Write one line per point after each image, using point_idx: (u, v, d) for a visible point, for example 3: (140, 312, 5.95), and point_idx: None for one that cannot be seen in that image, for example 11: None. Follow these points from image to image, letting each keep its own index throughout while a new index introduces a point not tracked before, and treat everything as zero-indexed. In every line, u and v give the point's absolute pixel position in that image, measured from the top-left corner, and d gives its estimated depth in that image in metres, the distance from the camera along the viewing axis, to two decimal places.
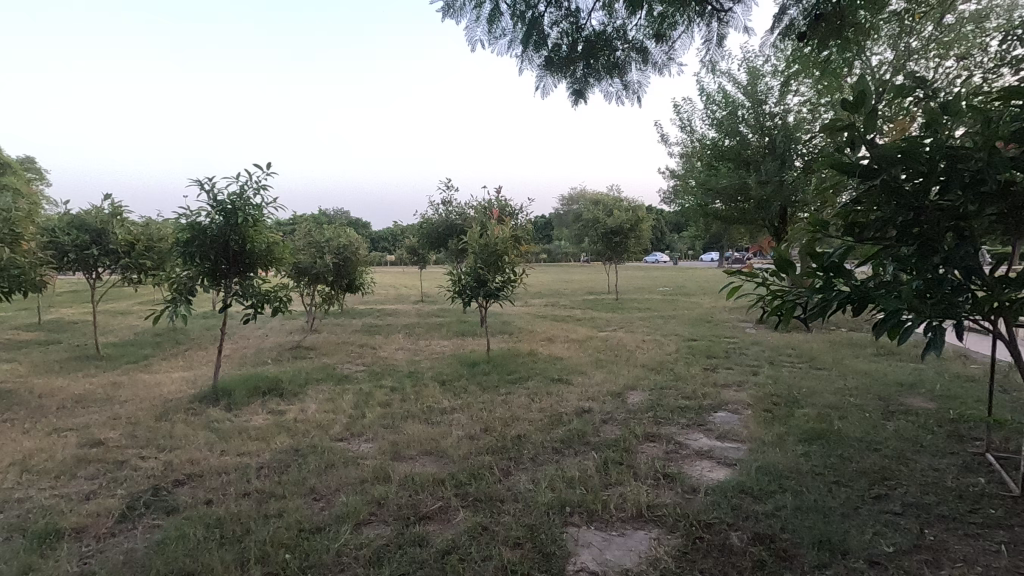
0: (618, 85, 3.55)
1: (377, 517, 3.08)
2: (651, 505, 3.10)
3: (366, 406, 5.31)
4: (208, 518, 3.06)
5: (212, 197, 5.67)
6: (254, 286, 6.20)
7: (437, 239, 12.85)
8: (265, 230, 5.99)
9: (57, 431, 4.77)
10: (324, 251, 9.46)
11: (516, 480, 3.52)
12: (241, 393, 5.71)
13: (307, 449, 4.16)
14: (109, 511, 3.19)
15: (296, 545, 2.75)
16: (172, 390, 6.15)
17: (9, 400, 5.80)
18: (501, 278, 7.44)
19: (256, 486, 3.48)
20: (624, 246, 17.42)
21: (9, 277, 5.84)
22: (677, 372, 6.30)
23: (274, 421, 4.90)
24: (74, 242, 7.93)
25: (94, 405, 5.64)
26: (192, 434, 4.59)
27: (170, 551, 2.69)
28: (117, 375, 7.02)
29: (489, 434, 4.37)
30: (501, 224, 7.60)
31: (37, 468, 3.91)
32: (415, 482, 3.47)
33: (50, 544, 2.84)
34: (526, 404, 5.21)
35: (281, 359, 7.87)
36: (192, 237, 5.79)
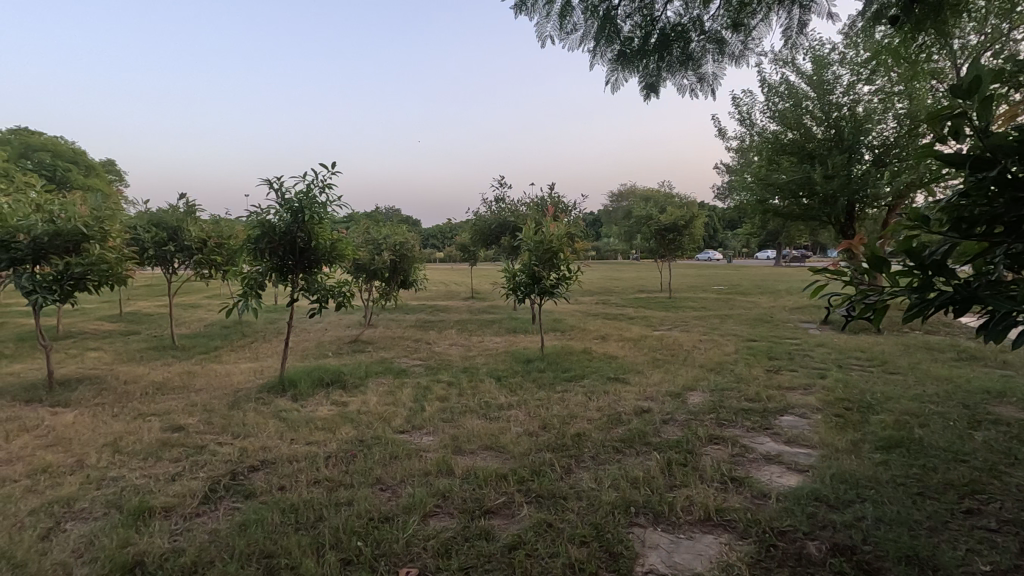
0: (691, 78, 3.47)
1: (442, 509, 3.14)
2: (720, 509, 3.01)
3: (425, 400, 5.41)
4: (282, 503, 3.20)
5: (281, 196, 5.91)
6: (318, 281, 6.44)
7: (489, 236, 12.94)
8: (330, 227, 6.20)
9: (142, 416, 5.10)
10: (381, 248, 9.72)
11: (578, 478, 3.50)
12: (306, 384, 5.94)
13: (371, 440, 4.29)
14: (193, 492, 3.39)
15: (367, 533, 2.84)
16: (242, 380, 6.46)
17: (99, 385, 6.25)
18: (556, 275, 7.42)
19: (325, 474, 3.62)
20: (677, 243, 17.02)
21: (99, 271, 6.28)
22: (739, 372, 6.10)
23: (338, 412, 5.07)
24: (153, 239, 8.41)
25: (173, 392, 6.00)
26: (263, 422, 4.80)
27: (251, 534, 2.83)
28: (192, 364, 7.43)
29: (548, 431, 4.37)
30: (556, 221, 7.57)
31: (127, 449, 4.20)
32: (478, 476, 3.51)
33: (142, 521, 3.04)
34: (583, 402, 5.18)
35: (341, 352, 8.13)
36: (262, 234, 6.05)
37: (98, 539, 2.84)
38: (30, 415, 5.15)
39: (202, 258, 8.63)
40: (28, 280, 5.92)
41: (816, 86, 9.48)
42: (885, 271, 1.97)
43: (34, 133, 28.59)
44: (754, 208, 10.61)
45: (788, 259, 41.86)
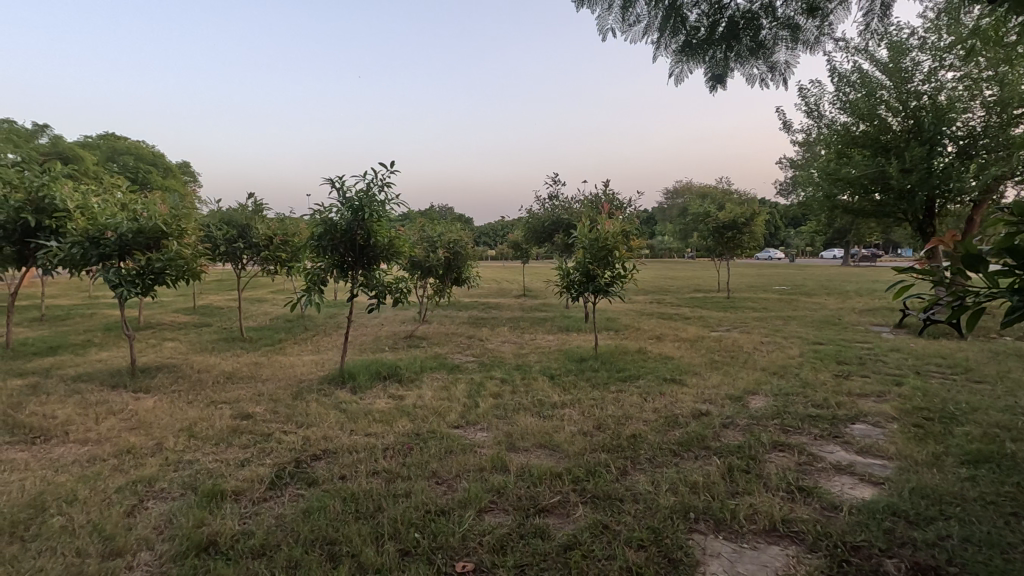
0: (762, 67, 3.33)
1: (498, 505, 3.15)
2: (787, 519, 2.87)
3: (479, 396, 5.45)
4: (343, 492, 3.30)
5: (343, 194, 6.10)
6: (377, 277, 6.62)
7: (542, 234, 12.91)
8: (388, 225, 6.35)
9: (214, 403, 5.40)
10: (436, 245, 9.88)
11: (634, 480, 3.43)
12: (365, 378, 6.13)
13: (427, 434, 4.36)
14: (261, 478, 3.55)
15: (425, 525, 2.88)
16: (305, 371, 6.73)
17: (176, 374, 6.67)
18: (610, 273, 7.30)
19: (383, 465, 3.70)
20: (736, 241, 16.39)
21: (176, 267, 6.74)
22: (805, 377, 5.81)
23: (395, 405, 5.20)
24: (224, 236, 8.86)
25: (242, 381, 6.32)
26: (325, 413, 4.98)
27: (314, 521, 2.93)
28: (258, 355, 7.81)
29: (603, 431, 4.31)
30: (612, 218, 7.46)
31: (201, 435, 4.45)
32: (532, 474, 3.51)
33: (215, 503, 3.21)
34: (638, 402, 5.08)
35: (397, 347, 8.34)
36: (324, 232, 6.28)
37: (177, 518, 3.02)
38: (116, 399, 5.56)
39: (269, 254, 9.13)
40: (114, 274, 6.36)
41: (892, 74, 8.90)
42: (981, 270, 1.81)
43: (119, 138, 30.85)
44: (822, 204, 10.16)
45: (855, 259, 39.64)
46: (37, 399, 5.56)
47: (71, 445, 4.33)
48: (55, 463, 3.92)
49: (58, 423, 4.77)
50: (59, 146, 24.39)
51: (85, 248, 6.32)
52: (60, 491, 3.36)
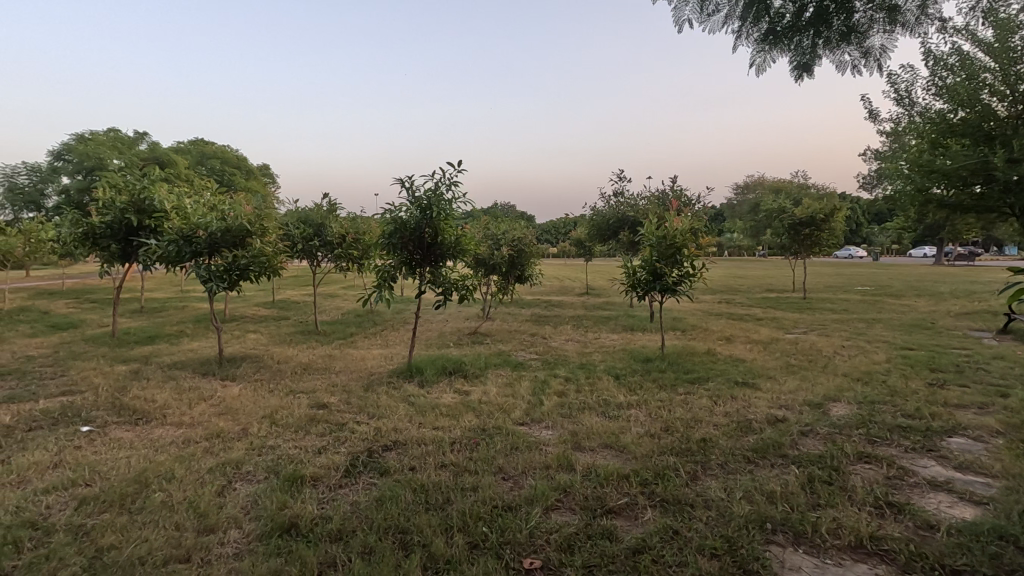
0: (854, 52, 3.12)
1: (564, 504, 3.14)
2: (875, 537, 2.68)
3: (543, 394, 5.46)
4: (413, 483, 3.40)
5: (412, 194, 6.27)
6: (444, 274, 6.77)
7: (606, 231, 12.74)
8: (455, 224, 6.47)
9: (292, 393, 5.72)
10: (500, 243, 10.01)
11: (705, 486, 3.32)
12: (432, 372, 6.29)
13: (493, 430, 4.41)
14: (336, 465, 3.73)
15: (492, 520, 2.92)
16: (375, 365, 6.99)
17: (258, 364, 7.11)
18: (678, 273, 7.09)
19: (451, 459, 3.78)
20: (814, 239, 15.49)
21: (258, 263, 7.17)
22: (892, 385, 5.41)
23: (461, 400, 5.29)
24: (301, 234, 9.35)
25: (317, 372, 6.65)
26: (394, 405, 5.15)
27: (387, 509, 3.04)
28: (332, 348, 8.19)
29: (671, 434, 4.20)
30: (681, 215, 7.23)
31: (281, 422, 4.72)
32: (599, 474, 3.47)
33: (296, 487, 3.40)
34: (708, 406, 4.91)
35: (461, 343, 8.50)
36: (394, 230, 6.48)
37: (262, 500, 3.22)
38: (207, 386, 6.01)
39: (342, 252, 9.56)
40: (205, 270, 6.85)
41: None
42: None
43: (208, 143, 33.25)
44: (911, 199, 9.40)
45: (948, 260, 36.47)
46: (140, 383, 6.10)
47: (169, 427, 4.72)
48: (155, 442, 4.28)
49: (157, 406, 5.21)
50: (156, 151, 26.59)
51: (180, 245, 6.84)
52: (161, 469, 3.67)
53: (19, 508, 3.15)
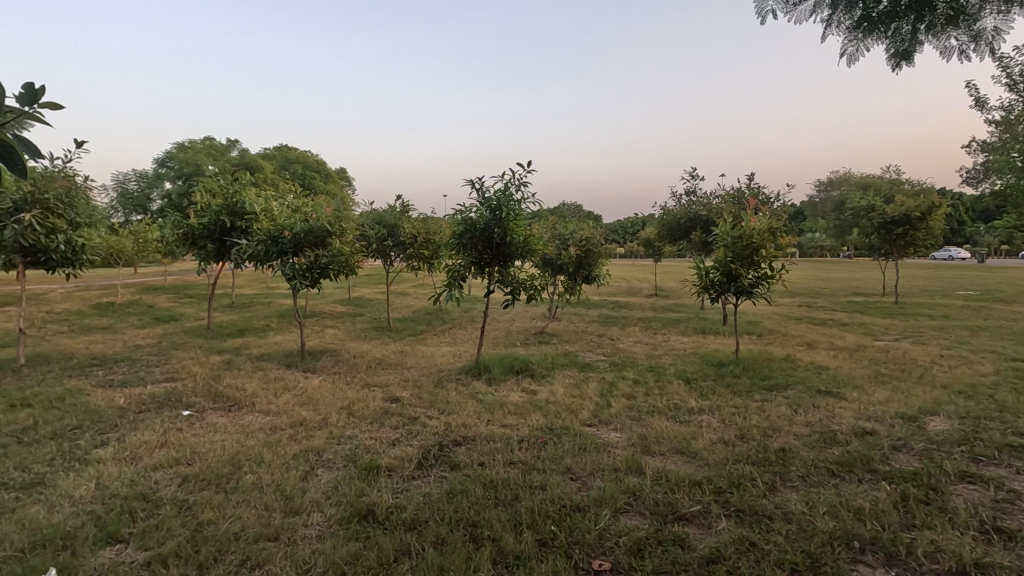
0: (962, 38, 2.87)
1: (634, 507, 3.10)
2: (980, 564, 2.46)
3: (611, 396, 5.39)
4: (483, 478, 3.46)
5: (482, 195, 6.39)
6: (512, 274, 6.85)
7: (677, 231, 12.39)
8: (524, 223, 6.51)
9: (367, 386, 5.98)
10: (568, 243, 10.00)
11: (785, 498, 3.16)
12: (499, 370, 6.38)
13: (560, 430, 4.42)
14: (410, 457, 3.87)
15: (561, 519, 2.93)
16: (444, 362, 7.18)
17: (336, 357, 7.50)
18: (755, 274, 6.77)
19: (519, 457, 3.83)
20: (908, 238, 14.31)
21: (336, 262, 7.53)
22: (1001, 400, 4.92)
23: (528, 399, 5.33)
24: (376, 235, 9.75)
25: (390, 367, 6.92)
26: (463, 402, 5.27)
27: (458, 503, 3.12)
28: (403, 344, 8.49)
29: (747, 442, 4.03)
30: (759, 214, 6.90)
31: (358, 413, 4.96)
32: (670, 480, 3.39)
33: (372, 476, 3.56)
34: (787, 414, 4.67)
35: (528, 342, 8.55)
36: (465, 230, 6.63)
37: (341, 486, 3.40)
38: (291, 377, 6.41)
39: (413, 252, 9.88)
40: (290, 268, 7.31)
41: None
42: None
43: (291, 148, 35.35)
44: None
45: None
46: (232, 373, 6.59)
47: (257, 414, 5.08)
48: (246, 428, 4.62)
49: (248, 394, 5.62)
50: (245, 157, 28.60)
51: (268, 245, 7.33)
52: (251, 453, 3.96)
53: (133, 481, 3.50)
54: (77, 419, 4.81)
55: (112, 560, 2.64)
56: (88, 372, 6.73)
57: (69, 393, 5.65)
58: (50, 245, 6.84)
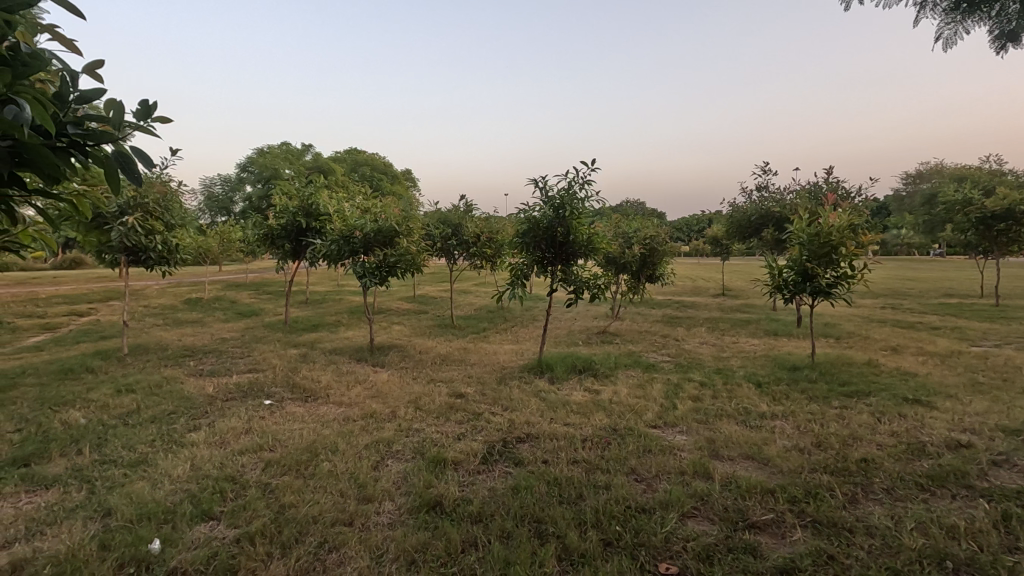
0: None
1: (702, 512, 3.03)
2: None
3: (677, 397, 5.27)
4: (547, 475, 3.49)
5: (545, 194, 6.41)
6: (575, 273, 6.83)
7: (747, 228, 11.89)
8: (587, 222, 6.47)
9: (433, 381, 6.16)
10: (631, 242, 9.83)
11: (867, 511, 2.99)
12: (562, 369, 6.38)
13: (624, 430, 4.38)
14: (475, 452, 3.96)
15: (626, 520, 2.91)
16: (507, 359, 7.26)
17: (403, 353, 7.76)
18: (834, 274, 6.41)
19: (583, 456, 3.82)
20: (1011, 236, 13.04)
21: (403, 260, 7.78)
22: None
23: (591, 399, 5.31)
24: (441, 234, 10.00)
25: (454, 364, 7.08)
26: (526, 399, 5.32)
27: (523, 499, 3.16)
28: (467, 341, 8.66)
29: (824, 450, 3.84)
30: (838, 209, 6.51)
31: (424, 407, 5.12)
32: (740, 486, 3.28)
33: (439, 469, 3.67)
34: (869, 423, 4.39)
35: (590, 342, 8.49)
36: (528, 229, 6.68)
37: (410, 478, 3.53)
38: (361, 371, 6.70)
39: (476, 250, 10.04)
40: (360, 267, 7.63)
41: None
42: None
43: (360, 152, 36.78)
44: None
45: None
46: (308, 365, 6.97)
47: (331, 405, 5.35)
48: (321, 418, 4.88)
49: (322, 386, 5.93)
50: (318, 160, 30.05)
51: (340, 244, 7.68)
52: (327, 442, 4.18)
53: (222, 464, 3.79)
54: (174, 405, 5.25)
55: (206, 535, 2.87)
56: (181, 362, 7.31)
57: (166, 381, 6.18)
58: (149, 244, 7.50)
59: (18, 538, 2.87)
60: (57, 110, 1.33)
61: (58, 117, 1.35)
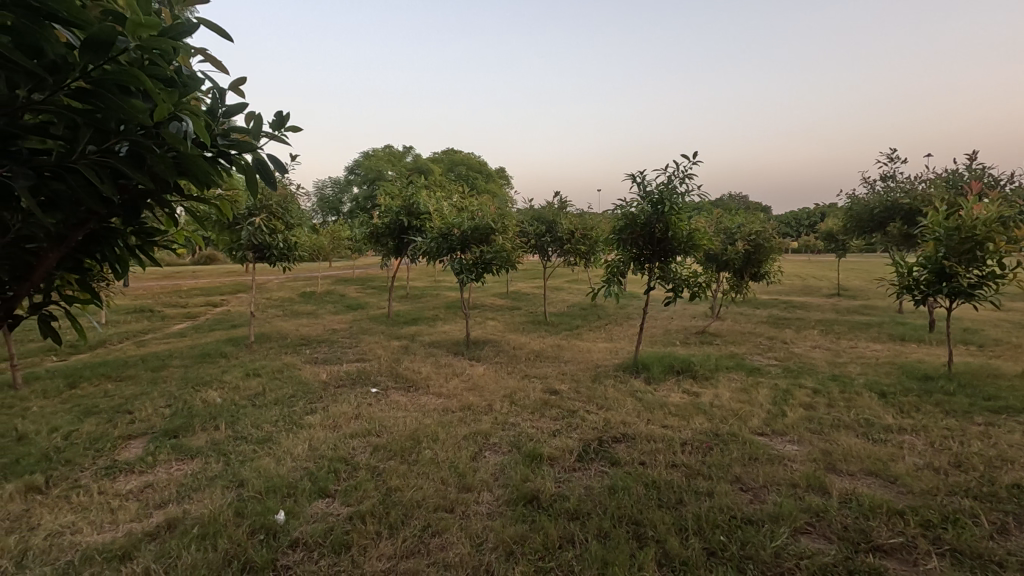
0: None
1: (817, 529, 2.81)
2: None
3: (786, 404, 4.92)
4: (645, 477, 3.41)
5: (644, 190, 6.25)
6: (673, 271, 6.62)
7: (869, 222, 10.84)
8: (688, 218, 6.21)
9: (527, 377, 6.23)
10: (735, 238, 9.33)
11: (1021, 544, 2.62)
12: (658, 369, 6.20)
13: (728, 435, 4.17)
14: (570, 449, 3.95)
15: (731, 530, 2.78)
16: (601, 357, 7.19)
17: (497, 348, 7.93)
18: (977, 273, 5.63)
19: (683, 460, 3.69)
20: None
21: (499, 257, 7.94)
22: None
23: (691, 401, 5.11)
24: (535, 231, 10.08)
25: (548, 360, 7.13)
26: (622, 399, 5.22)
27: (621, 500, 3.11)
28: (560, 338, 8.68)
29: (965, 472, 3.41)
30: (984, 200, 5.74)
31: (519, 402, 5.20)
32: (862, 504, 3.00)
33: (535, 463, 3.71)
34: (1022, 444, 3.84)
35: (688, 342, 8.17)
36: (625, 226, 6.56)
37: (508, 470, 3.60)
38: (458, 364, 6.94)
39: (571, 247, 10.02)
40: (458, 263, 7.89)
41: None
42: None
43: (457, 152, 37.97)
44: None
45: None
46: (409, 357, 7.34)
47: (431, 396, 5.59)
48: (423, 407, 5.12)
49: (423, 377, 6.21)
50: (418, 161, 31.44)
51: (439, 242, 8.00)
52: (428, 431, 4.37)
53: (336, 445, 4.09)
54: (293, 389, 5.76)
55: (324, 511, 3.12)
56: (298, 350, 7.99)
57: (286, 367, 6.78)
58: (273, 242, 8.27)
59: (171, 499, 3.29)
60: (210, 123, 1.49)
61: (210, 129, 1.51)
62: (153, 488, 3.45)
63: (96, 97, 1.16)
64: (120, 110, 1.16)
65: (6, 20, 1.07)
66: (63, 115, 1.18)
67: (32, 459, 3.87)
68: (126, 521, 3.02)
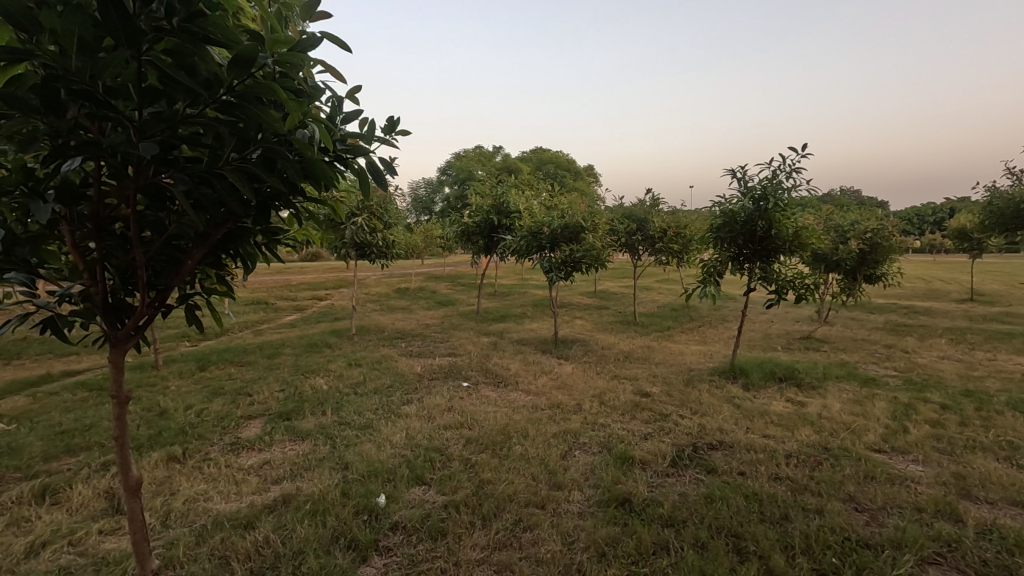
0: None
1: (948, 561, 2.52)
2: None
3: (908, 420, 4.46)
4: (745, 488, 3.23)
5: (745, 185, 5.92)
6: (776, 271, 6.21)
7: (1013, 219, 9.54)
8: (794, 215, 5.80)
9: (617, 377, 6.13)
10: (847, 236, 8.59)
11: None
12: (758, 375, 5.86)
13: (839, 450, 3.85)
14: (663, 453, 3.84)
15: (844, 552, 2.57)
16: (695, 360, 6.91)
17: (585, 347, 7.87)
18: None
19: (787, 473, 3.46)
20: None
21: (588, 255, 7.85)
22: None
23: (795, 410, 4.78)
24: (626, 229, 9.87)
25: (638, 361, 6.97)
26: (718, 404, 4.99)
27: (718, 510, 2.97)
28: (650, 339, 8.45)
29: None
30: None
31: (609, 403, 5.12)
32: (1005, 538, 2.65)
33: (627, 466, 3.64)
34: None
35: (792, 347, 7.64)
36: (724, 223, 6.26)
37: (598, 471, 3.57)
38: (546, 362, 6.96)
39: (663, 246, 9.71)
40: (547, 262, 7.92)
41: None
42: None
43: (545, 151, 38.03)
44: None
45: None
46: (498, 353, 7.47)
47: (520, 392, 5.65)
48: (512, 403, 5.19)
49: (512, 374, 6.30)
50: (507, 161, 31.86)
51: (529, 240, 8.07)
52: (518, 427, 4.42)
53: (430, 436, 4.25)
54: (391, 380, 6.06)
55: (420, 497, 3.26)
56: (394, 343, 8.40)
57: (383, 358, 7.16)
58: (372, 241, 8.77)
59: (286, 476, 3.59)
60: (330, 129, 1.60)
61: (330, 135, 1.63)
62: (270, 465, 3.79)
63: (240, 109, 1.28)
64: (261, 120, 1.28)
65: (169, 44, 1.21)
66: (212, 127, 1.33)
67: (172, 431, 4.38)
68: (248, 492, 3.34)
